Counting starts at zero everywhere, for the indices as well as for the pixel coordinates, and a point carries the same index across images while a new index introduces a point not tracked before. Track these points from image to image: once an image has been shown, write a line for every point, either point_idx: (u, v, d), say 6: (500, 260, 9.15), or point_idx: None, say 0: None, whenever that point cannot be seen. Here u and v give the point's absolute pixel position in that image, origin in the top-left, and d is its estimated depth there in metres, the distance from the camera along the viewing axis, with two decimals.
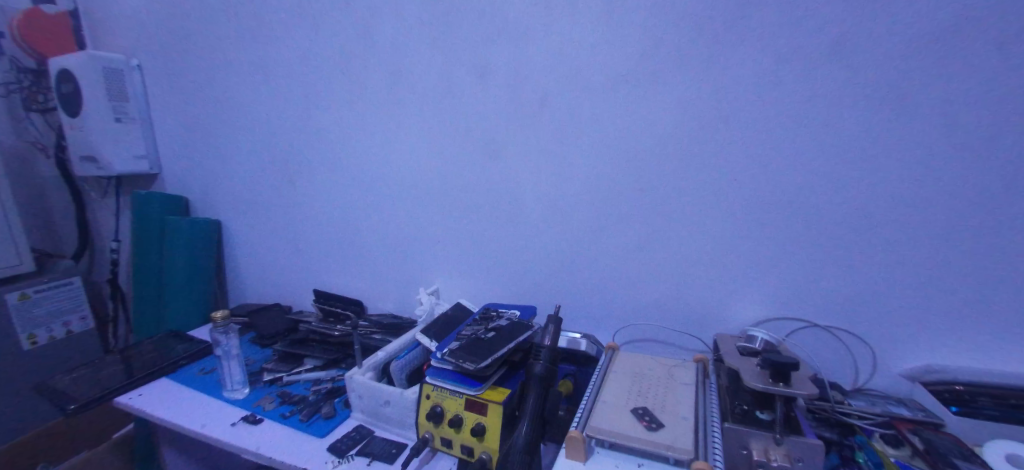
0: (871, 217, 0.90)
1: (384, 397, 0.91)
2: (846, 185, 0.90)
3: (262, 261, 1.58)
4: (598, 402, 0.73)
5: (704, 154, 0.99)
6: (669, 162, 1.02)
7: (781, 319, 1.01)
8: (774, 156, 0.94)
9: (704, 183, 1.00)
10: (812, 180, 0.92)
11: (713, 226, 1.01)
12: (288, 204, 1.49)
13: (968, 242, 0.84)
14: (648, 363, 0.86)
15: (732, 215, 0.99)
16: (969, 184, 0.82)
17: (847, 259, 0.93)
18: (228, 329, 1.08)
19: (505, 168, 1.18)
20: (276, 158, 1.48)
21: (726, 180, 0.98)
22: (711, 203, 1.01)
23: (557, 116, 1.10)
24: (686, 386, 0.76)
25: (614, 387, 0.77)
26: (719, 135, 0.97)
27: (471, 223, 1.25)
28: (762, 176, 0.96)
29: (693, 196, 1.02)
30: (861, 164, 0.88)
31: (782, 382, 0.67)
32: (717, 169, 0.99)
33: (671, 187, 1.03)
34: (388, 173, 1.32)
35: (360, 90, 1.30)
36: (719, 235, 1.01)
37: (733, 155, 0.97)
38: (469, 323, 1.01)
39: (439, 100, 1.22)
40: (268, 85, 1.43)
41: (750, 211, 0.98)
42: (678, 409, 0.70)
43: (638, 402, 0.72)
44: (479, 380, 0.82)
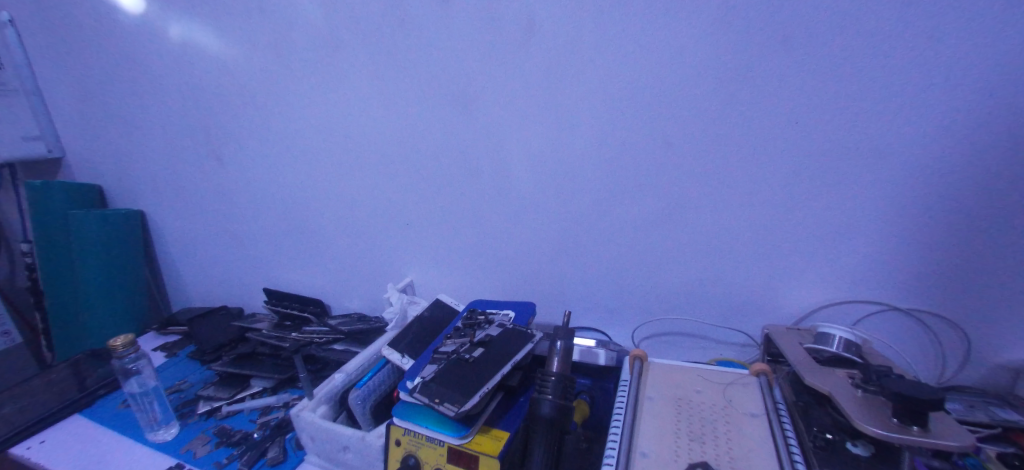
0: (1013, 163, 0.60)
1: (342, 442, 0.69)
2: (979, 116, 0.60)
3: (197, 257, 1.30)
4: (636, 455, 0.51)
5: (768, 85, 0.68)
6: (717, 99, 0.71)
7: (853, 302, 0.73)
8: (882, 80, 0.63)
9: (766, 126, 0.69)
10: (926, 111, 0.62)
11: (774, 187, 0.72)
12: (216, 188, 1.18)
13: None
14: (689, 381, 0.64)
15: (803, 168, 0.69)
16: None
17: (977, 228, 0.64)
18: (141, 356, 0.86)
19: (483, 125, 0.85)
20: (191, 130, 1.15)
21: (793, 120, 0.68)
22: (773, 154, 0.70)
23: (549, 45, 0.77)
24: (755, 421, 0.55)
25: (654, 427, 0.55)
26: (798, 53, 0.65)
27: (444, 203, 0.94)
28: (856, 110, 0.65)
29: (746, 144, 0.71)
30: (1005, 83, 0.58)
31: (916, 426, 0.45)
32: (788, 106, 0.68)
33: (718, 134, 0.72)
34: (328, 141, 0.99)
35: (279, 29, 0.94)
36: (784, 199, 0.72)
37: (819, 83, 0.65)
38: (450, 333, 0.77)
39: (385, 34, 0.86)
40: (165, 32, 1.07)
41: (829, 163, 0.68)
42: (756, 463, 0.49)
43: (695, 454, 0.50)
44: (467, 423, 0.59)
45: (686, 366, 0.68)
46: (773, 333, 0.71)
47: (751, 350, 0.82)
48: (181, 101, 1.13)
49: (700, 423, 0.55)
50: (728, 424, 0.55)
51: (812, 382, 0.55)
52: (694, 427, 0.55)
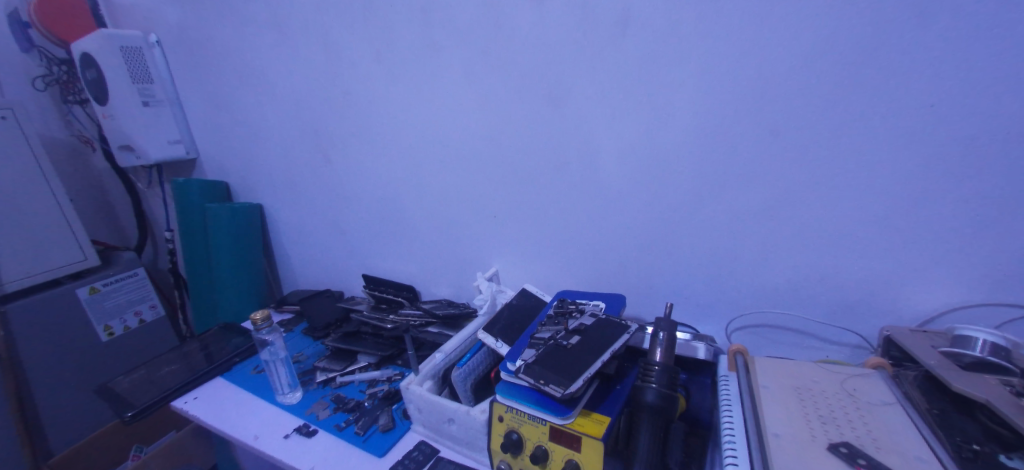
0: None
1: (447, 415, 0.76)
2: None
3: (304, 244, 1.46)
4: (768, 436, 0.52)
5: (894, 68, 0.63)
6: (833, 84, 0.66)
7: (995, 307, 0.66)
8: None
9: (893, 111, 0.64)
10: None
11: (905, 177, 0.66)
12: (321, 182, 1.31)
13: None
14: (804, 372, 0.63)
15: (942, 156, 0.63)
16: None
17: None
18: (272, 329, 0.99)
19: (573, 119, 0.87)
20: (301, 131, 1.29)
21: (925, 106, 0.62)
22: (903, 142, 0.64)
23: (644, 36, 0.77)
24: (891, 413, 0.54)
25: (780, 408, 0.56)
26: (944, 27, 0.59)
27: (531, 196, 0.97)
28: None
29: (872, 131, 0.66)
30: None
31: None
32: (920, 89, 0.62)
33: (838, 121, 0.67)
34: (425, 138, 1.07)
35: (382, 36, 1.03)
36: (916, 191, 0.66)
37: (970, 59, 0.59)
38: (543, 320, 0.81)
39: (480, 34, 0.91)
40: (282, 45, 1.21)
41: (967, 152, 0.62)
42: (904, 448, 0.48)
43: (833, 435, 0.51)
44: (570, 405, 0.63)
45: (793, 362, 0.66)
46: (896, 335, 0.67)
47: (863, 353, 0.77)
48: (295, 105, 1.26)
49: (829, 409, 0.55)
50: (860, 412, 0.54)
51: (960, 387, 0.52)
52: (822, 412, 0.55)
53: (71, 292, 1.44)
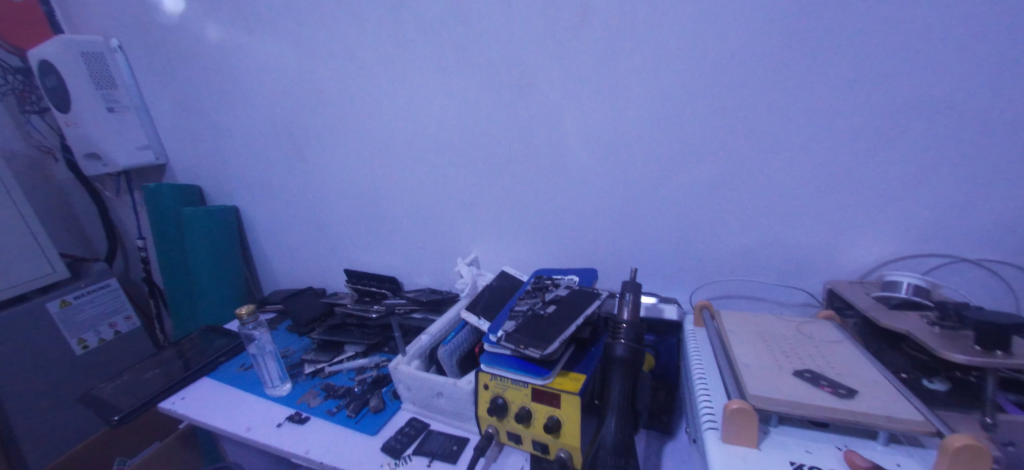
0: None
1: (436, 389, 0.80)
2: None
3: (283, 244, 1.46)
4: (741, 367, 0.58)
5: (822, 47, 0.70)
6: (771, 64, 0.74)
7: (923, 257, 0.75)
8: (953, 27, 0.63)
9: (822, 87, 0.72)
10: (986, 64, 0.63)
11: (836, 145, 0.74)
12: (298, 181, 1.32)
13: None
14: (765, 319, 0.71)
15: (867, 124, 0.71)
16: None
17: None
18: (259, 323, 1.01)
19: (540, 106, 0.92)
20: (275, 131, 1.29)
21: (850, 81, 0.70)
22: (833, 114, 0.72)
23: (602, 24, 0.82)
24: (841, 345, 0.62)
25: (747, 346, 0.63)
26: (861, 10, 0.67)
27: (505, 181, 1.02)
28: (928, 59, 0.66)
29: (806, 105, 0.73)
30: None
31: (999, 350, 0.48)
32: (844, 66, 0.70)
33: (776, 97, 0.75)
34: (399, 131, 1.10)
35: (352, 33, 1.05)
36: (848, 157, 0.74)
37: (883, 37, 0.67)
38: (522, 295, 0.86)
39: (448, 28, 0.95)
40: (251, 44, 1.21)
41: (887, 120, 0.70)
42: (856, 370, 0.56)
43: (796, 364, 0.58)
44: (548, 367, 0.68)
45: (754, 315, 0.73)
46: (837, 287, 0.75)
47: (811, 308, 0.85)
48: (267, 104, 1.27)
49: (790, 345, 0.62)
50: (817, 346, 0.62)
51: (888, 323, 0.59)
52: (786, 348, 0.62)
53: (41, 306, 1.40)
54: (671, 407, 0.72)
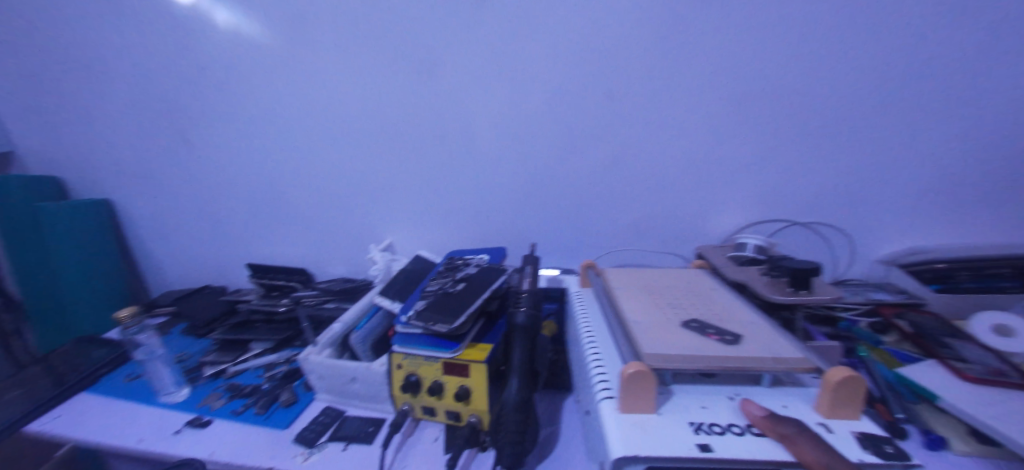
0: (847, 103, 0.84)
1: (349, 375, 0.79)
2: (819, 69, 0.83)
3: (171, 241, 1.31)
4: (633, 326, 0.62)
5: (681, 49, 0.85)
6: (643, 63, 0.87)
7: (763, 222, 0.94)
8: (770, 36, 0.82)
9: (681, 83, 0.87)
10: (788, 71, 0.84)
11: (696, 131, 0.90)
12: (185, 169, 1.19)
13: (930, 122, 0.83)
14: (650, 278, 0.78)
15: (715, 115, 0.88)
16: (928, 61, 0.80)
17: (841, 146, 0.87)
18: (145, 327, 0.94)
19: (445, 91, 0.96)
20: (152, 113, 1.15)
21: (702, 78, 0.86)
22: (691, 106, 0.88)
23: (500, 14, 0.88)
24: (717, 292, 0.71)
25: (635, 306, 0.68)
26: (705, 20, 0.82)
27: (415, 165, 1.03)
28: (752, 63, 0.84)
29: (670, 98, 0.88)
30: (835, 46, 0.81)
31: (803, 290, 0.62)
32: (697, 67, 0.86)
33: (650, 87, 0.88)
34: (300, 113, 1.04)
35: (240, 6, 0.98)
36: (702, 141, 0.90)
37: (722, 44, 0.83)
38: (433, 276, 0.88)
39: (350, 8, 0.93)
40: (118, 15, 1.07)
41: (729, 111, 0.88)
42: (735, 316, 0.63)
43: (684, 316, 0.64)
44: (457, 341, 0.71)
45: (631, 273, 0.81)
46: (704, 251, 0.88)
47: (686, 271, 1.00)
48: (140, 82, 1.13)
49: (676, 300, 0.69)
50: (699, 298, 0.69)
51: (732, 277, 0.72)
52: (672, 304, 0.68)
53: None
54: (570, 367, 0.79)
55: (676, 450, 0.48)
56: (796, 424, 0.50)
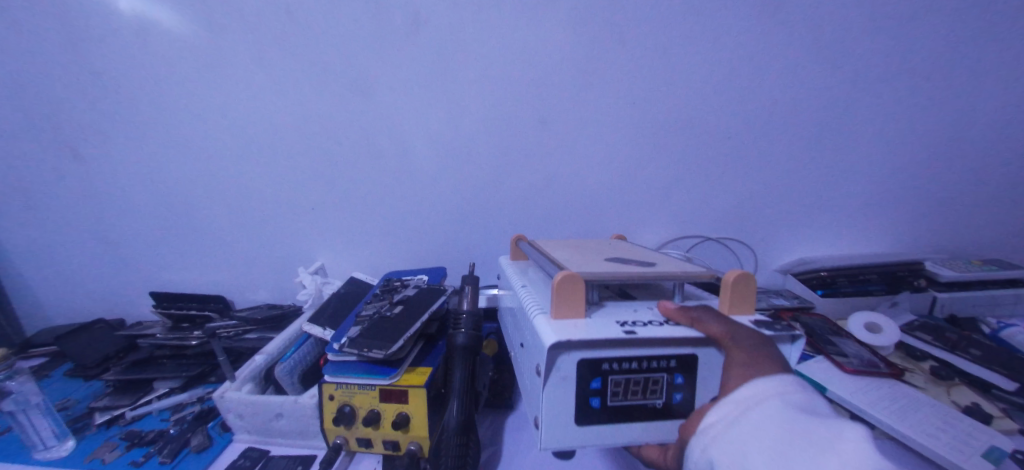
0: (745, 132, 0.97)
1: (274, 410, 0.73)
2: (722, 102, 0.95)
3: (51, 269, 1.12)
4: (563, 260, 0.69)
5: (605, 79, 0.93)
6: (573, 90, 0.93)
7: (683, 238, 1.03)
8: (680, 72, 0.93)
9: (608, 109, 0.94)
10: (696, 103, 0.94)
11: (622, 155, 0.97)
12: (72, 185, 1.04)
13: (809, 150, 0.98)
14: (578, 242, 0.85)
15: (638, 139, 0.96)
16: (803, 100, 0.95)
17: (743, 170, 0.99)
18: (16, 372, 0.82)
19: (382, 108, 0.95)
20: (30, 121, 1.00)
21: (624, 106, 0.94)
22: (616, 130, 0.96)
23: (436, 38, 0.91)
24: (633, 247, 0.80)
25: (563, 253, 0.75)
26: (624, 55, 0.91)
27: (349, 184, 0.99)
28: (667, 95, 0.94)
29: (598, 123, 0.95)
30: (732, 83, 0.94)
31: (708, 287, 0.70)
32: (620, 96, 0.94)
33: (579, 112, 0.95)
34: (218, 127, 0.97)
35: (151, 15, 0.92)
36: (628, 163, 0.98)
37: (640, 76, 0.93)
38: (369, 299, 0.85)
39: (279, 22, 0.91)
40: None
41: (650, 137, 0.96)
42: (649, 256, 0.72)
43: (607, 257, 0.71)
44: (394, 366, 0.69)
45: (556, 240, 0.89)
46: None
47: None
48: (11, 86, 0.98)
49: (599, 251, 0.77)
50: (619, 249, 0.78)
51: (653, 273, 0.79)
52: (596, 251, 0.76)
53: None
54: (512, 385, 0.80)
55: (605, 341, 0.55)
56: (701, 307, 0.59)
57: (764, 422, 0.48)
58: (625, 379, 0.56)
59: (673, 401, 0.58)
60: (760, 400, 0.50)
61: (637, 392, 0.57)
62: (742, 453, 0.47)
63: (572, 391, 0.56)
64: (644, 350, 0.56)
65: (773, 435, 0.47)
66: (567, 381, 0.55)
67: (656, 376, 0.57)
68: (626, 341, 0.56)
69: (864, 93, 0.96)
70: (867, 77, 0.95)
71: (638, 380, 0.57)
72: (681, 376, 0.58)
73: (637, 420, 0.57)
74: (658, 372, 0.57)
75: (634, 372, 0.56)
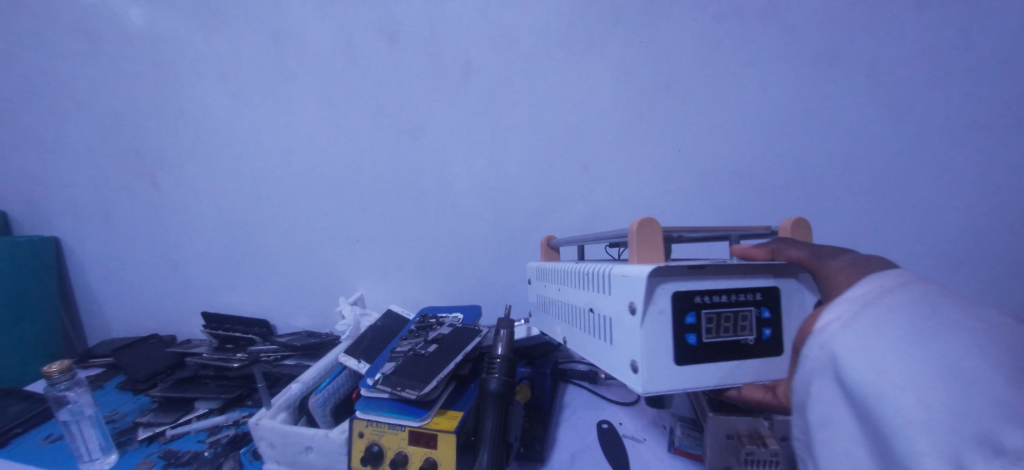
0: (800, 183, 0.93)
1: (305, 443, 0.73)
2: (772, 152, 0.92)
3: (121, 285, 1.22)
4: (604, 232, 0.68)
5: (649, 128, 0.93)
6: (616, 137, 0.94)
7: None
8: (726, 122, 0.91)
9: (652, 156, 0.94)
10: (746, 151, 0.92)
11: (667, 201, 0.95)
12: (150, 209, 1.14)
13: (875, 204, 0.92)
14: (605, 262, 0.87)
15: (684, 186, 0.94)
16: (863, 152, 0.91)
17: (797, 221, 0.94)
18: (76, 383, 0.85)
19: (428, 150, 0.99)
20: (126, 153, 1.12)
21: (669, 153, 0.93)
22: (662, 177, 0.94)
23: (485, 87, 0.96)
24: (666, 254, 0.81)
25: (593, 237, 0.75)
26: (670, 105, 0.92)
27: (395, 219, 1.03)
28: (713, 143, 0.92)
29: (642, 170, 0.94)
30: (783, 131, 0.91)
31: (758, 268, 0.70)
32: (666, 144, 0.93)
33: (622, 159, 0.95)
34: (280, 162, 1.05)
35: (234, 63, 1.02)
36: (673, 210, 0.95)
37: (686, 125, 0.92)
38: (405, 335, 0.85)
39: (342, 71, 0.98)
40: (110, 59, 1.08)
41: (698, 184, 0.93)
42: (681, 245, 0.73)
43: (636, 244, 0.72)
44: (426, 408, 0.68)
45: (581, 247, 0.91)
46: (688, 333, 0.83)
47: None
48: (114, 121, 1.11)
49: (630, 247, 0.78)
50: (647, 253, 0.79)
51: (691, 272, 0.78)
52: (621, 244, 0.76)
53: None
54: (542, 437, 0.76)
55: (696, 272, 0.53)
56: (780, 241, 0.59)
57: (893, 316, 0.47)
58: (718, 315, 0.54)
59: (764, 337, 0.56)
60: (886, 292, 0.49)
61: (728, 329, 0.54)
62: (871, 345, 0.47)
63: (669, 328, 0.52)
64: (734, 280, 0.54)
65: (907, 322, 0.46)
66: (664, 317, 0.52)
67: (746, 310, 0.55)
68: (713, 272, 0.54)
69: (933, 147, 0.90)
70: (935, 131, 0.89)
71: (729, 313, 0.54)
72: (767, 310, 0.56)
73: (732, 359, 0.54)
74: (745, 306, 0.55)
75: (726, 306, 0.54)
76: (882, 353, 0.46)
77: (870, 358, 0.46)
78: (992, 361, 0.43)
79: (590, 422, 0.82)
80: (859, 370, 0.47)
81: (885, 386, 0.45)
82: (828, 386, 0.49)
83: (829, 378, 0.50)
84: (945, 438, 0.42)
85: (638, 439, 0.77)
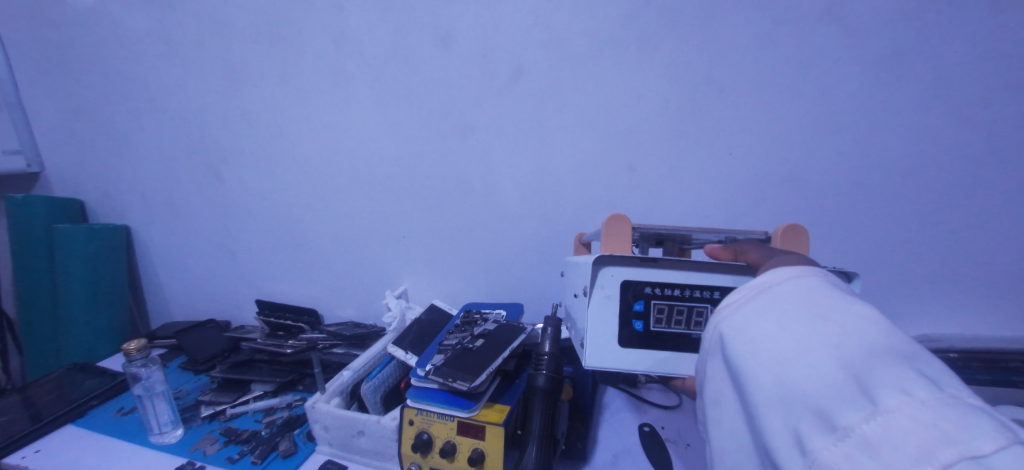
0: (856, 190, 0.90)
1: (357, 427, 0.77)
2: (827, 158, 0.90)
3: (184, 272, 1.30)
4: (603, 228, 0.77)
5: (698, 132, 0.92)
6: (664, 141, 0.94)
7: None
8: (778, 127, 0.90)
9: (700, 161, 0.93)
10: (799, 157, 0.90)
11: (714, 206, 0.95)
12: (213, 201, 1.22)
13: (935, 213, 0.89)
14: None
15: (732, 192, 0.94)
16: (926, 159, 0.87)
17: (852, 229, 0.92)
18: (149, 360, 0.92)
19: (476, 149, 1.02)
20: (194, 149, 1.20)
21: (718, 158, 0.93)
22: (710, 181, 0.94)
23: (533, 90, 0.97)
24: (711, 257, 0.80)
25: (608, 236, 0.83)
26: (720, 109, 0.91)
27: (442, 216, 1.06)
28: (763, 150, 0.91)
29: (690, 174, 0.94)
30: (840, 137, 0.89)
31: None
32: (715, 149, 0.92)
33: (670, 162, 0.94)
34: (334, 159, 1.10)
35: (294, 66, 1.08)
36: (720, 215, 0.95)
37: (736, 130, 0.91)
38: (450, 329, 0.88)
39: (394, 74, 1.03)
40: (182, 62, 1.16)
41: (747, 190, 0.93)
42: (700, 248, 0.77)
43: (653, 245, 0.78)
44: (474, 400, 0.70)
45: None
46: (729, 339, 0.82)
47: None
48: (184, 119, 1.19)
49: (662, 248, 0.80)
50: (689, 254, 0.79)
51: None
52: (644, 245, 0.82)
53: None
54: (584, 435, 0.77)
55: (648, 266, 0.62)
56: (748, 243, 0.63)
57: (779, 300, 0.47)
58: (668, 306, 0.62)
59: None
60: (779, 282, 0.49)
61: (680, 320, 0.62)
62: (752, 324, 0.47)
63: (613, 310, 0.63)
64: (686, 277, 0.62)
65: (788, 307, 0.46)
66: (609, 300, 0.63)
67: (700, 307, 0.62)
68: (665, 267, 0.62)
69: (1005, 155, 0.85)
70: (1008, 137, 0.84)
71: (681, 307, 0.62)
72: None
73: (676, 346, 0.62)
74: (701, 303, 0.61)
75: (677, 300, 0.62)
76: (759, 329, 0.46)
77: (750, 336, 0.47)
78: (855, 348, 0.42)
79: (629, 423, 0.83)
80: (735, 345, 0.47)
81: (747, 363, 0.46)
82: (719, 364, 0.50)
83: (717, 357, 0.50)
84: (796, 412, 0.42)
85: (680, 444, 0.77)
